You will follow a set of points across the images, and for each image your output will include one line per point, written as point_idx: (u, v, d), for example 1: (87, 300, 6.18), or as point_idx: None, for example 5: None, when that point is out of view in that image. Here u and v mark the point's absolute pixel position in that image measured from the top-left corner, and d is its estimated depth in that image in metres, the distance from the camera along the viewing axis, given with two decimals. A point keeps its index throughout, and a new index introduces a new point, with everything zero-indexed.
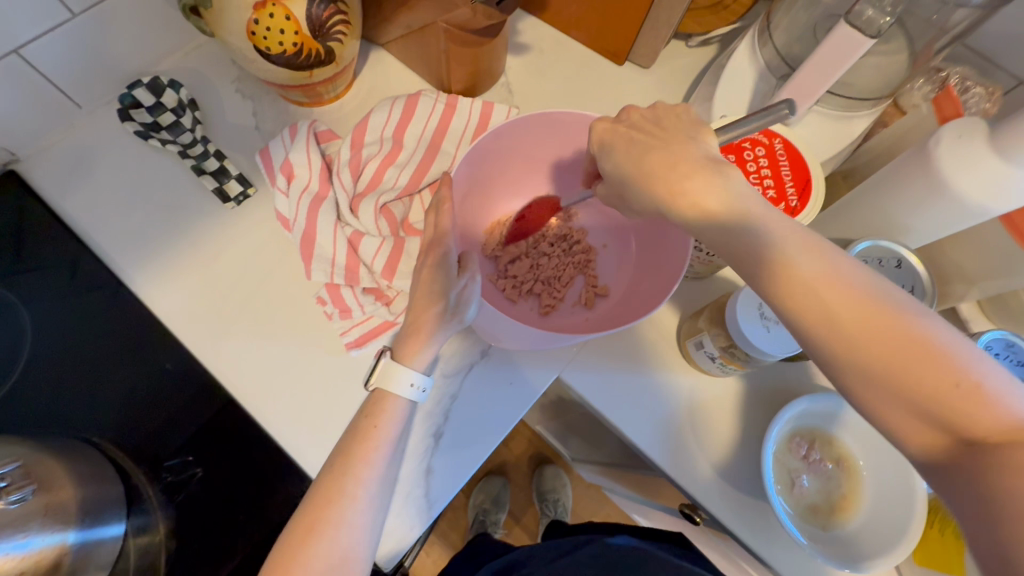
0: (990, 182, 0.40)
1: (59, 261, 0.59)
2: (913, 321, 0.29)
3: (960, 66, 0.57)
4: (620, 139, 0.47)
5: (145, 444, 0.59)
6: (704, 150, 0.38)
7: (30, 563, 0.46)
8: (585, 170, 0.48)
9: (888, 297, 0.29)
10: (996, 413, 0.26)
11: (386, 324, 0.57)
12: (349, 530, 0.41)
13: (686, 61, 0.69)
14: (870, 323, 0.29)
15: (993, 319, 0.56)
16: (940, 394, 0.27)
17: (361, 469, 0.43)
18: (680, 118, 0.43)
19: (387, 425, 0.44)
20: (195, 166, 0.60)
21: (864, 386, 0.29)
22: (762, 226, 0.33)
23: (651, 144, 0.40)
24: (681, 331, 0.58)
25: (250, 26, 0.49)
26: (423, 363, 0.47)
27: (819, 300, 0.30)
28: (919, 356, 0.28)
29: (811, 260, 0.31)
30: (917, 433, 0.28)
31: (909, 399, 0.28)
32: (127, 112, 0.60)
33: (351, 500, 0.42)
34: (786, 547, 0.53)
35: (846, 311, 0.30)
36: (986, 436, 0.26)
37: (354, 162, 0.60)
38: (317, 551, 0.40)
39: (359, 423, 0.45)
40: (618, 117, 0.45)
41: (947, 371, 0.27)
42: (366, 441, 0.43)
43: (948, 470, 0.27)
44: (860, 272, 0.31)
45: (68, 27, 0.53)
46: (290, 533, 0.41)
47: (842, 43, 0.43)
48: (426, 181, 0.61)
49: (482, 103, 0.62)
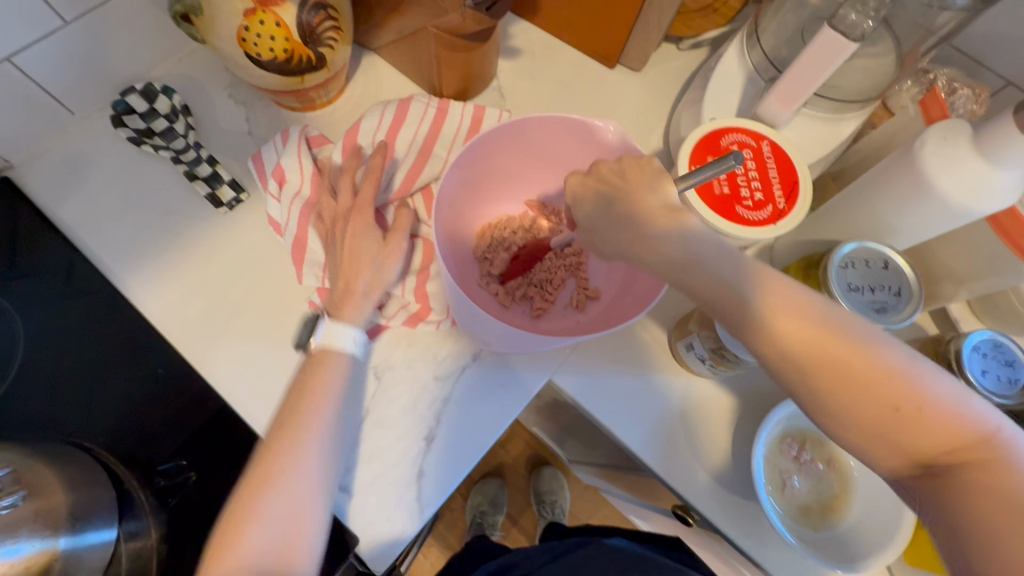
0: (971, 184, 0.41)
1: (53, 268, 0.59)
2: (869, 351, 0.32)
3: (948, 67, 0.58)
4: (606, 167, 0.45)
5: (139, 449, 0.59)
6: (660, 203, 0.40)
7: (20, 568, 0.46)
8: (576, 193, 0.45)
9: (842, 330, 0.32)
10: (947, 425, 0.30)
11: (377, 328, 0.57)
12: (302, 479, 0.43)
13: (677, 64, 0.70)
14: (829, 357, 0.32)
15: (983, 319, 0.57)
16: (897, 420, 0.31)
17: (291, 447, 0.44)
18: (641, 168, 0.43)
19: (327, 383, 0.48)
20: (188, 172, 0.60)
21: (840, 416, 0.32)
22: (713, 264, 0.36)
23: (614, 198, 0.42)
24: (671, 333, 0.58)
25: (241, 33, 0.50)
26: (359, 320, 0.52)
27: (777, 337, 0.33)
28: (877, 384, 0.31)
29: (771, 293, 0.34)
30: (889, 458, 0.31)
31: (871, 426, 0.31)
32: (120, 117, 0.59)
33: (286, 477, 0.43)
34: (779, 548, 0.53)
35: (802, 350, 0.33)
36: (934, 458, 0.30)
37: (346, 167, 0.59)
38: (249, 533, 0.40)
39: (300, 383, 0.48)
40: (588, 170, 0.46)
41: (900, 393, 0.31)
42: (309, 399, 0.47)
43: (914, 488, 0.31)
44: (810, 306, 0.33)
45: (61, 34, 0.53)
46: (239, 493, 0.42)
47: (827, 46, 0.43)
48: (416, 186, 0.62)
49: (473, 107, 0.62)
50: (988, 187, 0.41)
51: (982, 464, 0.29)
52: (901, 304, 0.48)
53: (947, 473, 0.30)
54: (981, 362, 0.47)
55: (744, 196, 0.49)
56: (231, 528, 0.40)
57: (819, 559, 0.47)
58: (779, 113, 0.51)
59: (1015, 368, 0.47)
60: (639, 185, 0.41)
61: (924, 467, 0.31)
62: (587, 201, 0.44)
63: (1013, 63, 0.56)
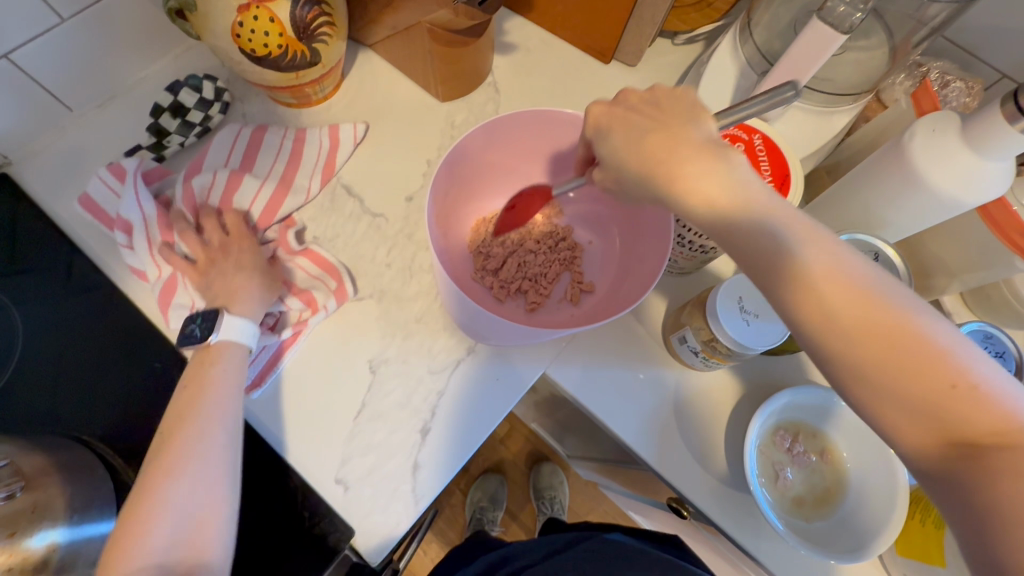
0: (961, 174, 0.41)
1: (53, 264, 0.60)
2: (910, 322, 0.30)
3: (941, 60, 0.58)
4: (636, 97, 0.43)
5: (138, 444, 0.58)
6: (701, 137, 0.38)
7: (17, 560, 0.46)
8: (600, 123, 0.43)
9: (886, 298, 0.30)
10: (988, 408, 0.27)
11: (278, 354, 0.56)
12: (183, 501, 0.42)
13: (672, 59, 0.70)
14: (871, 327, 0.30)
15: (975, 311, 0.57)
16: (935, 395, 0.28)
17: (181, 460, 0.43)
18: (678, 101, 0.42)
19: (201, 399, 0.47)
20: (155, 155, 0.61)
21: (874, 392, 0.30)
22: (757, 216, 0.34)
23: (648, 129, 0.40)
24: (665, 327, 0.58)
25: (234, 28, 0.50)
26: (257, 316, 0.53)
27: (821, 298, 0.31)
28: (915, 359, 0.29)
29: (820, 257, 0.32)
30: (918, 436, 0.28)
31: (906, 399, 0.29)
32: (182, 88, 0.62)
33: (179, 488, 0.42)
34: (772, 539, 0.53)
35: (849, 315, 0.30)
36: (979, 439, 0.27)
37: (189, 197, 0.56)
38: (139, 545, 0.39)
39: (181, 399, 0.47)
40: (615, 100, 0.44)
41: (939, 369, 0.28)
42: (186, 436, 0.44)
43: (947, 476, 0.28)
44: (860, 272, 0.31)
45: (57, 31, 0.54)
46: (120, 523, 0.41)
47: (817, 38, 0.43)
48: (279, 216, 0.59)
49: (328, 130, 0.63)
50: (976, 178, 0.41)
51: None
52: None
53: (979, 456, 0.27)
54: None
55: None
56: (122, 550, 0.39)
57: (812, 550, 0.47)
58: None
59: (1004, 359, 0.47)
60: (675, 118, 0.39)
61: (956, 450, 0.28)
62: (617, 130, 0.42)
63: (1006, 56, 0.56)
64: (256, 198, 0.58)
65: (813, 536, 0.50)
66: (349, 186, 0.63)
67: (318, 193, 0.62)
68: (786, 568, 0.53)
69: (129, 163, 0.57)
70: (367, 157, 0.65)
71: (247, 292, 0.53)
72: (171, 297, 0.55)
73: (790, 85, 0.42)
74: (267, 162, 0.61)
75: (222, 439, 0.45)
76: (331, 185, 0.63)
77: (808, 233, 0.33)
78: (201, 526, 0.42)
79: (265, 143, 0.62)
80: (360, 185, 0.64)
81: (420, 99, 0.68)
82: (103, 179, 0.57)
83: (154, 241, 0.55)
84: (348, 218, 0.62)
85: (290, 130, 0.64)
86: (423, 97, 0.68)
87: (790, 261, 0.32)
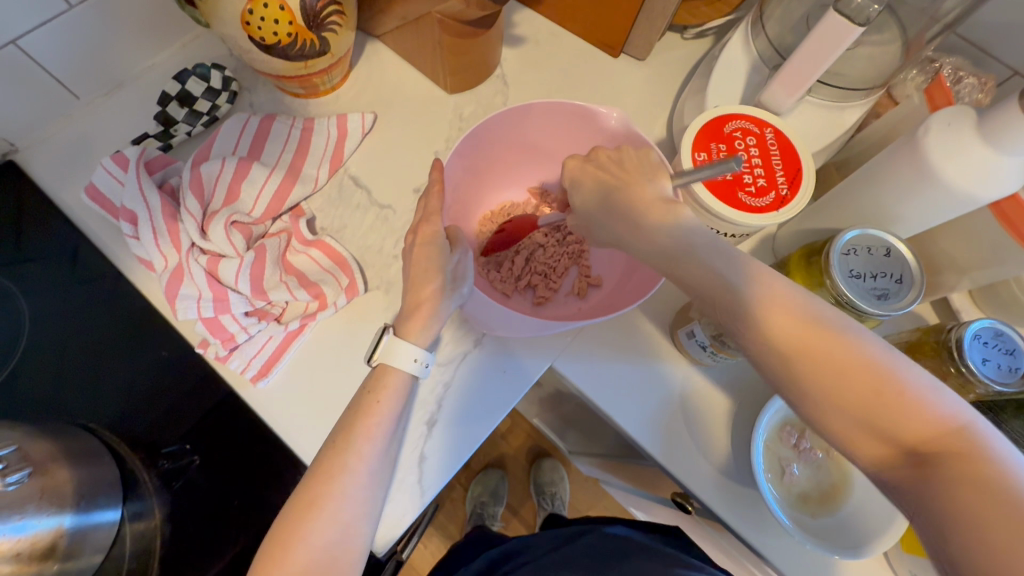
0: (975, 169, 0.41)
1: (58, 253, 0.59)
2: (847, 342, 0.32)
3: (953, 56, 0.57)
4: (605, 154, 0.48)
5: (144, 432, 0.62)
6: (655, 193, 0.42)
7: (26, 545, 0.48)
8: (575, 176, 0.48)
9: (824, 321, 0.33)
10: (925, 419, 0.30)
11: (285, 344, 0.56)
12: (358, 490, 0.42)
13: (681, 53, 0.69)
14: (815, 346, 0.33)
15: (984, 310, 0.57)
16: (875, 404, 0.31)
17: (361, 444, 0.43)
18: (639, 160, 0.46)
19: (388, 401, 0.45)
20: (162, 143, 0.61)
21: (824, 412, 0.33)
22: (710, 254, 0.37)
23: (614, 185, 0.45)
24: (673, 320, 0.58)
25: (244, 16, 0.50)
26: (426, 341, 0.47)
27: (762, 321, 0.34)
28: (858, 375, 0.32)
29: (755, 282, 0.35)
30: (865, 442, 0.31)
31: (852, 408, 0.32)
32: (189, 77, 0.62)
33: (352, 474, 0.42)
34: (777, 535, 0.53)
35: (791, 337, 0.33)
36: (915, 440, 0.30)
37: (196, 185, 0.55)
38: (315, 527, 0.40)
39: (373, 385, 0.45)
40: (588, 156, 0.49)
41: (871, 381, 0.31)
42: (370, 421, 0.44)
43: (896, 476, 0.31)
44: (798, 299, 0.34)
45: (65, 17, 0.53)
46: (290, 508, 0.41)
47: (832, 32, 0.43)
48: (285, 206, 0.59)
49: (336, 119, 0.63)
50: (991, 174, 0.41)
51: (963, 454, 0.29)
52: (903, 292, 0.48)
53: (928, 462, 0.30)
54: (981, 351, 0.47)
55: (745, 182, 0.49)
56: (298, 526, 0.40)
57: (817, 545, 0.47)
58: (783, 100, 0.51)
59: (1015, 357, 0.47)
60: (635, 178, 0.44)
61: (906, 453, 0.30)
62: (584, 183, 0.47)
63: (1019, 53, 0.55)
64: (263, 192, 0.58)
65: (818, 531, 0.50)
66: (356, 177, 0.63)
67: (325, 183, 0.62)
68: (791, 563, 0.53)
69: (132, 151, 0.56)
70: (375, 148, 0.64)
71: (425, 284, 0.47)
72: (178, 287, 0.54)
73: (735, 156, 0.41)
74: (275, 152, 0.61)
75: (390, 427, 0.44)
76: (338, 175, 0.63)
77: (751, 270, 0.36)
78: (363, 512, 0.42)
79: (274, 133, 0.62)
80: (368, 176, 0.63)
81: (428, 90, 0.67)
82: (108, 169, 0.56)
83: (160, 231, 0.54)
84: (355, 209, 0.62)
85: (298, 119, 0.63)
86: (431, 89, 0.67)
87: (739, 299, 0.35)
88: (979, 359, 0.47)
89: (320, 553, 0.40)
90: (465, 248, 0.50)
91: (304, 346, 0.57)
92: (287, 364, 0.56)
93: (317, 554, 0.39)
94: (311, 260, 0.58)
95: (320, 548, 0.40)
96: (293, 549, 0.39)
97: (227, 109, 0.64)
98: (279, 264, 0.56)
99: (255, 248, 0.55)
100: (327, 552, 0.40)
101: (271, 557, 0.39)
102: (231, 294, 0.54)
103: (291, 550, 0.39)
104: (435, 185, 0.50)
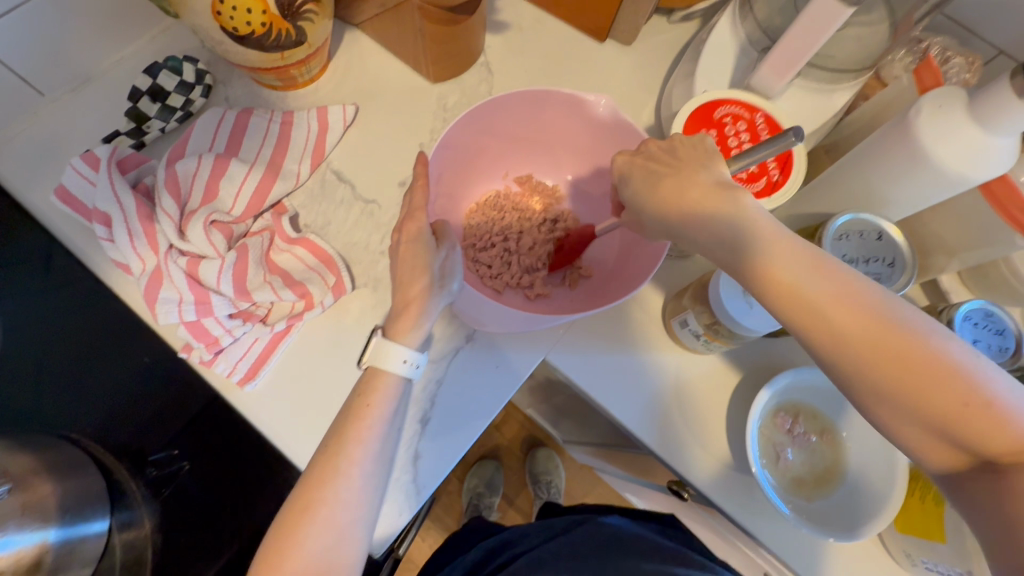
0: (967, 151, 0.41)
1: (31, 257, 0.59)
2: (921, 343, 0.31)
3: (941, 36, 0.57)
4: (654, 144, 0.46)
5: (128, 441, 0.64)
6: (712, 180, 0.40)
7: (11, 561, 0.50)
8: (623, 171, 0.46)
9: (898, 320, 0.31)
10: (1009, 432, 0.28)
11: (271, 346, 0.54)
12: (353, 493, 0.41)
13: (667, 36, 0.68)
14: (883, 346, 0.31)
15: (973, 290, 0.57)
16: (954, 415, 0.29)
17: (354, 448, 0.42)
18: (693, 149, 0.43)
19: (381, 404, 0.44)
20: (134, 141, 0.58)
21: (890, 412, 0.31)
22: (759, 244, 0.35)
23: (662, 175, 0.42)
24: (666, 309, 0.58)
25: (215, 6, 0.47)
26: (417, 341, 0.46)
27: (827, 319, 0.32)
28: (934, 379, 0.30)
29: (817, 278, 0.33)
30: (935, 450, 0.30)
31: (927, 414, 0.30)
32: (159, 70, 0.59)
33: (346, 479, 0.41)
34: (772, 519, 0.53)
35: (866, 339, 0.32)
36: (996, 453, 0.28)
37: (170, 186, 0.53)
38: (311, 533, 0.39)
39: (363, 388, 0.45)
40: (636, 149, 0.47)
41: (956, 388, 0.29)
42: (363, 424, 0.43)
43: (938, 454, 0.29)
44: (861, 294, 0.32)
45: (24, 10, 0.50)
46: (284, 515, 0.40)
47: (823, 13, 0.42)
48: (267, 204, 0.57)
49: (317, 112, 0.61)
50: (982, 155, 0.40)
51: None
52: (895, 274, 0.48)
53: None
54: (972, 332, 0.48)
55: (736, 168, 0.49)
56: (293, 534, 0.39)
57: (812, 529, 0.48)
58: (772, 84, 0.50)
59: (1004, 336, 0.48)
60: (690, 165, 0.41)
61: None
62: (636, 175, 0.44)
63: (1005, 31, 0.55)
64: (242, 189, 0.56)
65: (812, 515, 0.50)
66: (339, 171, 0.62)
67: (307, 178, 0.61)
68: (786, 547, 0.53)
69: (102, 150, 0.54)
70: (357, 140, 0.63)
71: (414, 283, 0.46)
72: (157, 290, 0.52)
73: (794, 129, 0.40)
74: (254, 146, 0.59)
75: (382, 429, 0.43)
76: (320, 170, 0.61)
77: (811, 263, 0.34)
78: (356, 516, 0.41)
79: (251, 127, 0.59)
80: (351, 169, 0.62)
81: (410, 80, 0.65)
82: (78, 170, 0.53)
83: (135, 233, 0.52)
84: (339, 205, 0.61)
85: (276, 112, 0.61)
86: (413, 79, 0.66)
87: (794, 286, 0.33)
88: (970, 339, 0.47)
89: (316, 560, 0.39)
90: (453, 242, 0.49)
91: (290, 347, 0.55)
92: (273, 367, 0.55)
93: (313, 561, 0.39)
94: (296, 259, 0.56)
95: (317, 555, 0.39)
96: (288, 557, 0.39)
97: (202, 104, 0.62)
98: (261, 264, 0.55)
99: (237, 248, 0.54)
100: (323, 558, 0.39)
101: (268, 565, 0.39)
102: (214, 297, 0.52)
103: (286, 558, 0.39)
104: (421, 177, 0.49)
